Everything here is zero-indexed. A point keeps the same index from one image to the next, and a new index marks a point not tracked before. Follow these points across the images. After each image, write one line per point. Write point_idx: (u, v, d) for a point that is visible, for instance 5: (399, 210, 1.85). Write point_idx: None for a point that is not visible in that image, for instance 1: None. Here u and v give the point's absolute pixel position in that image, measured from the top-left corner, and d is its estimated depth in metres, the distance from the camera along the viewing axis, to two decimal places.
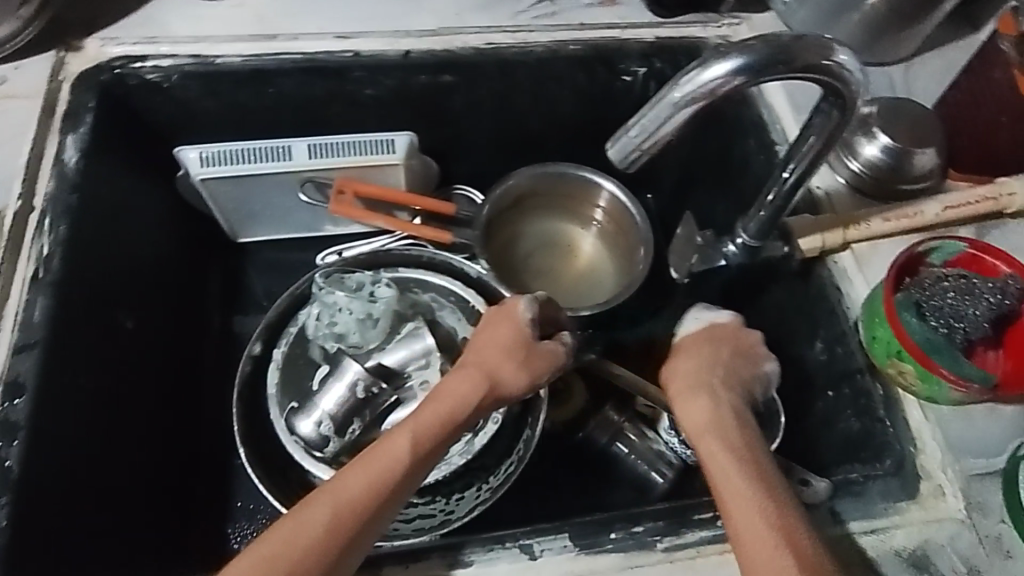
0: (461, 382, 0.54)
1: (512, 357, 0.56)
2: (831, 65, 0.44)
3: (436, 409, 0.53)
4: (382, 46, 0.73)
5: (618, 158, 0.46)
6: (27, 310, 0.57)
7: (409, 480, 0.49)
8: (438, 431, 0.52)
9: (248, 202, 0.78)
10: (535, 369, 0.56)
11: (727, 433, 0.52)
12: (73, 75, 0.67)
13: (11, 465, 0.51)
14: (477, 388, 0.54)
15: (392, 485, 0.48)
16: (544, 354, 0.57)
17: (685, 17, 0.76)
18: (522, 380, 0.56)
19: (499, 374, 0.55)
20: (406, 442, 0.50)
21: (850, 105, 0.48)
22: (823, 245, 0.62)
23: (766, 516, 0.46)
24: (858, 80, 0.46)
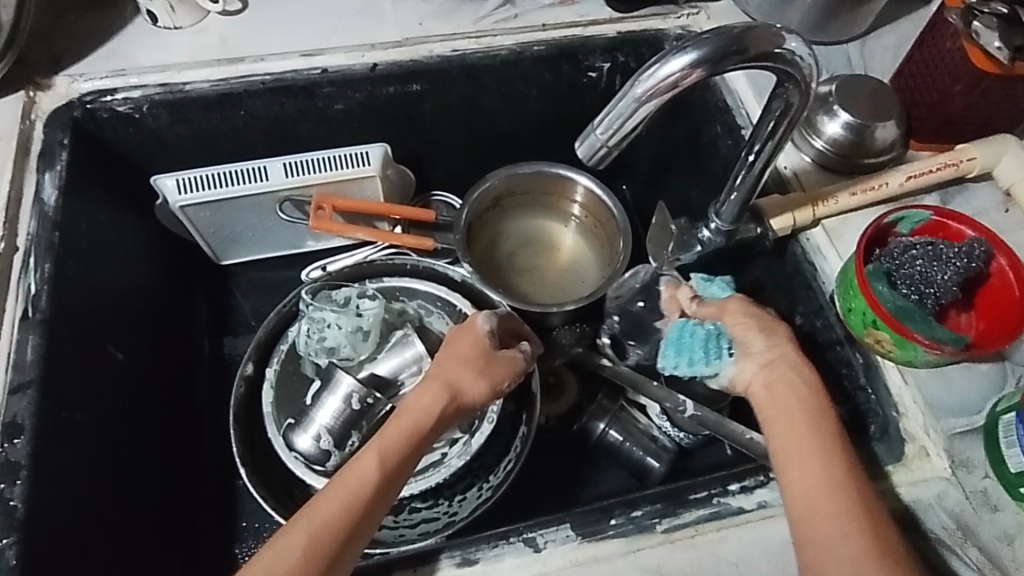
0: (425, 394, 0.55)
1: (472, 365, 0.58)
2: (782, 53, 0.46)
3: (406, 424, 0.53)
4: (348, 61, 0.73)
5: (586, 155, 0.48)
6: (18, 351, 0.56)
7: (387, 496, 0.50)
8: (411, 445, 0.52)
9: (228, 225, 0.79)
10: (495, 374, 0.58)
11: (814, 421, 0.50)
12: (44, 113, 0.67)
13: (16, 504, 0.51)
14: (444, 397, 0.55)
15: (367, 501, 0.48)
16: (510, 357, 0.60)
17: (644, 11, 0.78)
18: (483, 387, 0.57)
19: (460, 383, 0.57)
20: (378, 459, 0.50)
21: (805, 90, 0.49)
22: (794, 223, 0.64)
23: (852, 516, 0.46)
24: (810, 64, 0.47)
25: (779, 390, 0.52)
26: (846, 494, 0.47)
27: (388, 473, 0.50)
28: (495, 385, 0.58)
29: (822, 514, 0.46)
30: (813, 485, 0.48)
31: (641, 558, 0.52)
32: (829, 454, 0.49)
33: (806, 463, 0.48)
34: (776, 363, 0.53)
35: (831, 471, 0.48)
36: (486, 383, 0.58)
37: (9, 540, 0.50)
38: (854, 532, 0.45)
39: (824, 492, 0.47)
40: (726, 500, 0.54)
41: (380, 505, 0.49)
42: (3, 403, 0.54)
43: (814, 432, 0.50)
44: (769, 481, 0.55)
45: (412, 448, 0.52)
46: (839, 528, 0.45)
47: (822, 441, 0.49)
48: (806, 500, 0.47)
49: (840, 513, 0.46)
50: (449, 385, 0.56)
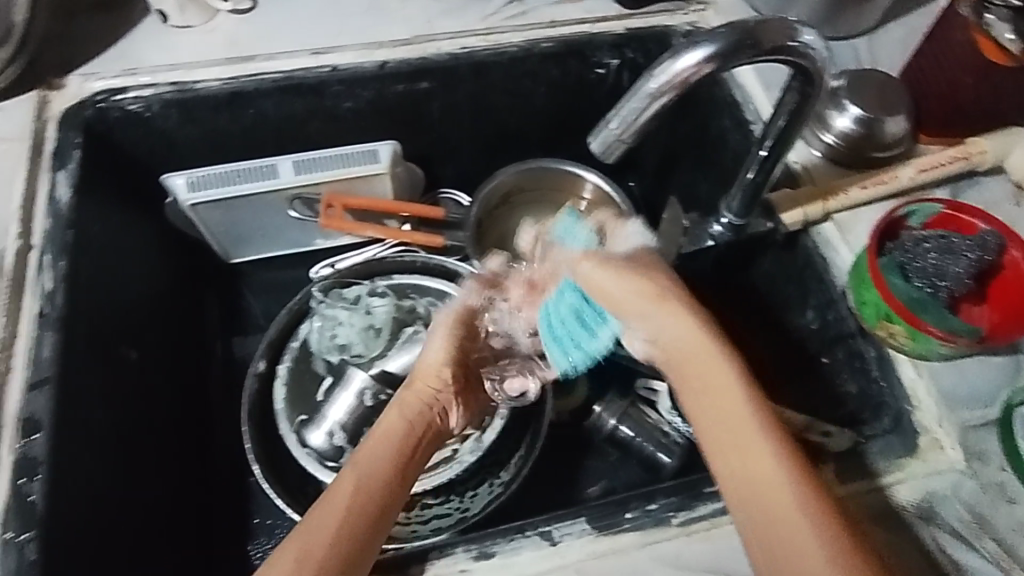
0: (400, 409, 0.57)
1: (423, 362, 0.61)
2: (796, 46, 0.46)
3: (378, 439, 0.55)
4: (358, 59, 0.74)
5: (599, 151, 0.48)
6: (35, 348, 0.56)
7: (378, 500, 0.51)
8: (386, 450, 0.54)
9: (239, 223, 0.79)
10: (444, 350, 0.61)
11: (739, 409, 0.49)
12: (57, 113, 0.67)
13: (35, 500, 0.51)
14: (413, 402, 0.58)
15: (356, 503, 0.50)
16: (450, 318, 0.62)
17: (651, 7, 0.78)
18: (434, 372, 0.60)
19: (417, 382, 0.59)
20: (356, 471, 0.52)
21: (818, 85, 0.49)
22: (806, 218, 0.64)
23: (802, 505, 0.44)
24: (824, 57, 0.47)
25: (693, 369, 0.51)
26: (777, 458, 0.46)
27: (367, 479, 0.52)
28: (444, 359, 0.60)
29: (770, 503, 0.45)
30: (744, 458, 0.47)
31: (658, 551, 0.52)
32: (748, 421, 0.48)
33: (728, 437, 0.48)
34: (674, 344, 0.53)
35: (761, 448, 0.47)
36: (435, 366, 0.60)
37: (29, 535, 0.50)
38: (799, 496, 0.44)
39: (756, 464, 0.46)
40: None
41: (372, 511, 0.50)
42: (21, 400, 0.54)
43: (734, 402, 0.49)
44: None
45: (386, 452, 0.54)
46: (780, 498, 0.45)
47: (746, 419, 0.48)
48: (741, 475, 0.47)
49: (782, 494, 0.44)
50: (411, 390, 0.59)
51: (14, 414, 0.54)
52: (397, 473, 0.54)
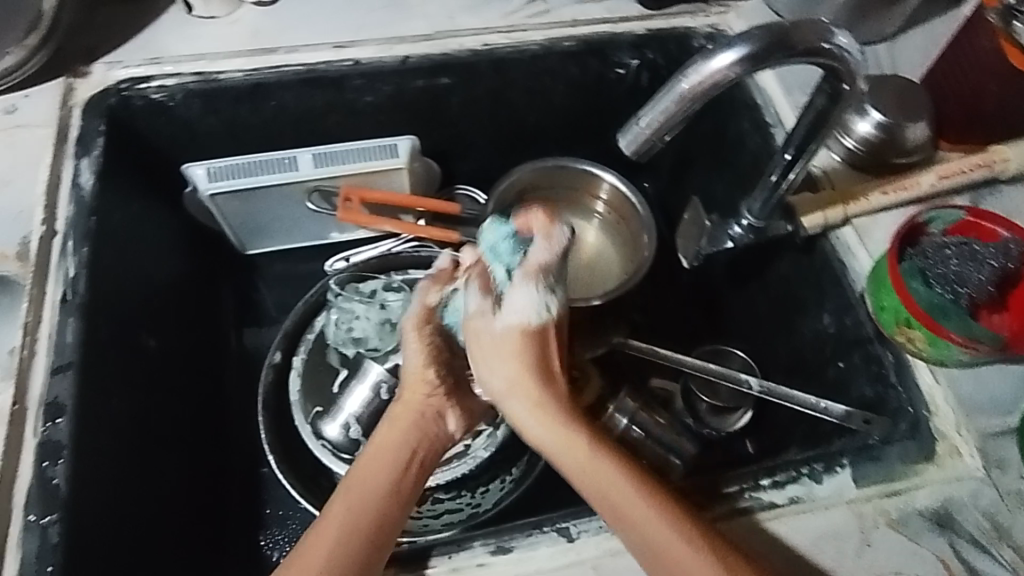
0: (389, 430, 0.57)
1: (408, 370, 0.60)
2: (830, 48, 0.45)
3: (367, 463, 0.55)
4: (380, 54, 0.74)
5: (629, 150, 0.48)
6: (59, 333, 0.57)
7: (369, 528, 0.51)
8: (376, 473, 0.54)
9: (257, 215, 0.79)
10: (423, 355, 0.58)
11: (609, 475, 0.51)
12: (81, 101, 0.68)
13: (59, 483, 0.52)
14: (403, 417, 0.58)
15: (363, 529, 0.50)
16: (415, 322, 0.58)
17: (674, 8, 0.78)
18: (420, 376, 0.59)
19: (406, 393, 0.59)
20: (344, 503, 0.52)
21: (850, 90, 0.49)
22: (826, 222, 0.64)
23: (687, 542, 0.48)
24: (858, 59, 0.47)
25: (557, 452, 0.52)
26: (653, 507, 0.49)
27: (356, 510, 0.51)
28: (424, 364, 0.59)
29: (665, 552, 0.48)
30: (617, 513, 0.50)
31: None
32: (612, 478, 0.51)
33: (602, 497, 0.50)
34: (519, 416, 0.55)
35: (638, 506, 0.49)
36: (418, 371, 0.59)
37: (51, 517, 0.50)
38: (681, 543, 0.48)
39: (634, 517, 0.49)
40: (758, 495, 0.54)
41: (366, 542, 0.50)
42: (45, 384, 0.55)
43: (600, 466, 0.51)
44: (801, 476, 0.55)
45: (375, 477, 0.54)
46: (669, 545, 0.48)
47: (616, 486, 0.50)
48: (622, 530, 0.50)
49: (668, 540, 0.48)
50: (401, 402, 0.59)
51: (38, 398, 0.54)
52: (390, 493, 0.53)
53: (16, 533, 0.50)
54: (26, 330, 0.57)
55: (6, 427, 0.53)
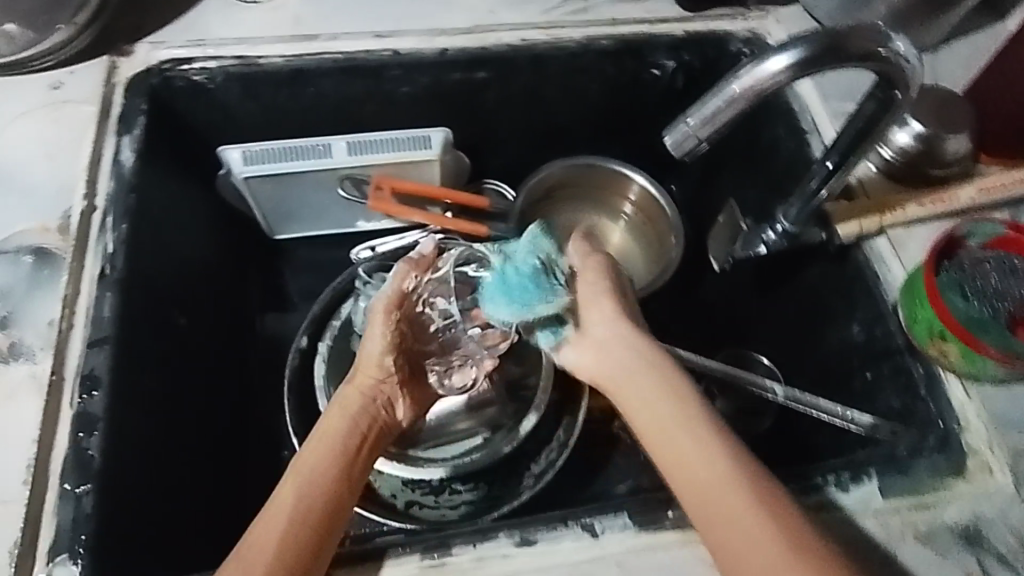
0: (338, 417, 0.59)
1: (365, 354, 0.61)
2: (886, 53, 0.45)
3: (317, 448, 0.56)
4: (419, 45, 0.74)
5: (673, 147, 0.48)
6: (96, 306, 0.58)
7: (320, 511, 0.52)
8: (324, 460, 0.55)
9: (289, 200, 0.80)
10: (385, 339, 0.60)
11: (697, 434, 0.53)
12: (124, 79, 0.68)
13: (93, 455, 0.52)
14: (353, 402, 0.60)
15: (316, 509, 0.52)
16: (386, 307, 0.59)
17: (713, 10, 0.78)
18: (377, 360, 0.60)
19: (359, 378, 0.61)
20: (296, 485, 0.53)
21: (902, 96, 0.49)
22: (860, 231, 0.64)
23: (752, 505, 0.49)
24: (914, 65, 0.46)
25: (652, 409, 0.56)
26: (735, 468, 0.51)
27: (306, 492, 0.52)
28: (382, 352, 0.60)
29: (733, 513, 0.49)
30: (697, 479, 0.51)
31: (698, 551, 0.52)
32: (705, 441, 0.52)
33: (686, 461, 0.52)
34: (609, 371, 0.59)
35: (721, 464, 0.51)
36: (376, 357, 0.60)
37: (85, 487, 0.51)
38: (762, 516, 0.48)
39: (711, 483, 0.50)
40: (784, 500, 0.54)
41: (318, 521, 0.51)
42: (82, 356, 0.56)
43: (692, 425, 0.54)
44: (828, 484, 0.55)
45: (325, 461, 0.55)
46: (738, 514, 0.48)
47: (706, 446, 0.52)
48: (697, 501, 0.50)
49: (741, 502, 0.49)
50: (354, 386, 0.61)
51: (75, 369, 0.55)
52: (339, 477, 0.55)
53: (51, 501, 0.51)
54: (65, 303, 0.58)
55: (44, 397, 0.54)
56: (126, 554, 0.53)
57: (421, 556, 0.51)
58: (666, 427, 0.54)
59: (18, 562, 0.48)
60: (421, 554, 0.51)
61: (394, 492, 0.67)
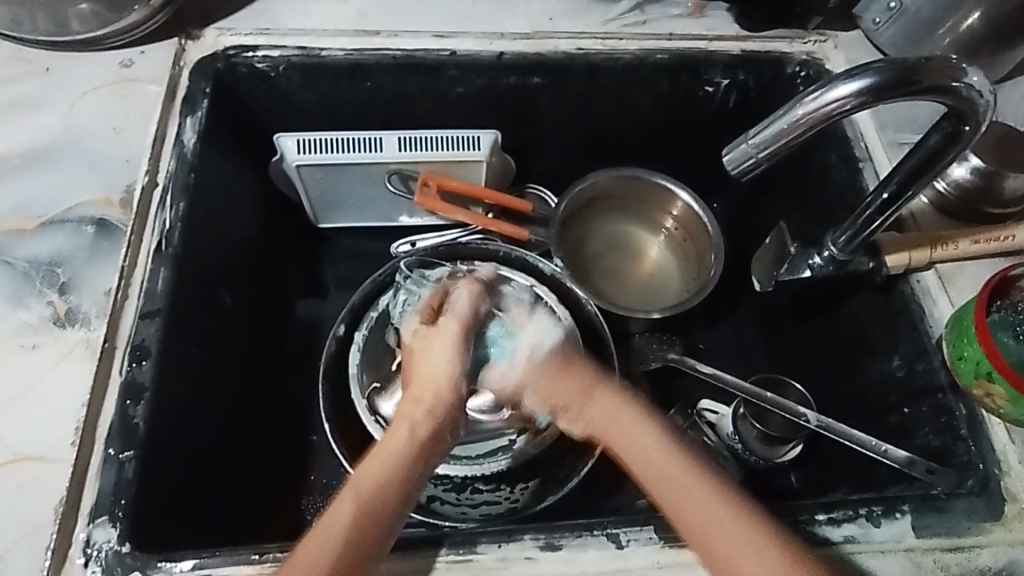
0: (399, 435, 0.55)
1: (430, 370, 0.57)
2: (960, 87, 0.45)
3: (375, 465, 0.54)
4: (476, 47, 0.75)
5: (730, 165, 0.48)
6: (151, 279, 0.60)
7: (375, 535, 0.50)
8: (379, 478, 0.53)
9: (337, 190, 0.81)
10: (458, 367, 0.57)
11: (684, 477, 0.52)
12: (192, 62, 0.71)
13: (139, 423, 0.54)
14: (417, 419, 0.56)
15: (367, 539, 0.50)
16: (457, 328, 0.57)
17: (773, 31, 0.78)
18: (446, 382, 0.57)
19: (422, 394, 0.57)
20: (350, 507, 0.51)
21: (970, 132, 0.49)
22: (909, 263, 0.63)
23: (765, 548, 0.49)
24: (987, 100, 0.46)
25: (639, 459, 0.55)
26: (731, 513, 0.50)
27: (363, 517, 0.50)
28: (455, 375, 0.57)
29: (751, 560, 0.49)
30: (699, 518, 0.50)
31: None
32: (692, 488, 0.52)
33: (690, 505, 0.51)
34: (598, 416, 0.57)
35: (715, 507, 0.51)
36: (443, 376, 0.57)
37: (128, 454, 0.53)
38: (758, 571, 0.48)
39: (716, 525, 0.50)
40: (813, 529, 0.54)
41: (367, 549, 0.49)
42: (133, 326, 0.58)
43: (672, 473, 0.53)
44: (859, 517, 0.54)
45: (384, 484, 0.52)
46: (743, 550, 0.49)
47: (694, 491, 0.52)
48: (704, 541, 0.50)
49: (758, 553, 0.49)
50: (418, 403, 0.57)
51: (126, 338, 0.57)
52: (398, 495, 0.53)
53: (96, 464, 0.52)
54: (122, 274, 0.60)
55: (95, 361, 0.56)
56: (162, 522, 0.54)
57: (447, 552, 0.52)
58: (653, 475, 0.53)
59: (61, 520, 0.50)
60: (446, 549, 0.52)
61: None
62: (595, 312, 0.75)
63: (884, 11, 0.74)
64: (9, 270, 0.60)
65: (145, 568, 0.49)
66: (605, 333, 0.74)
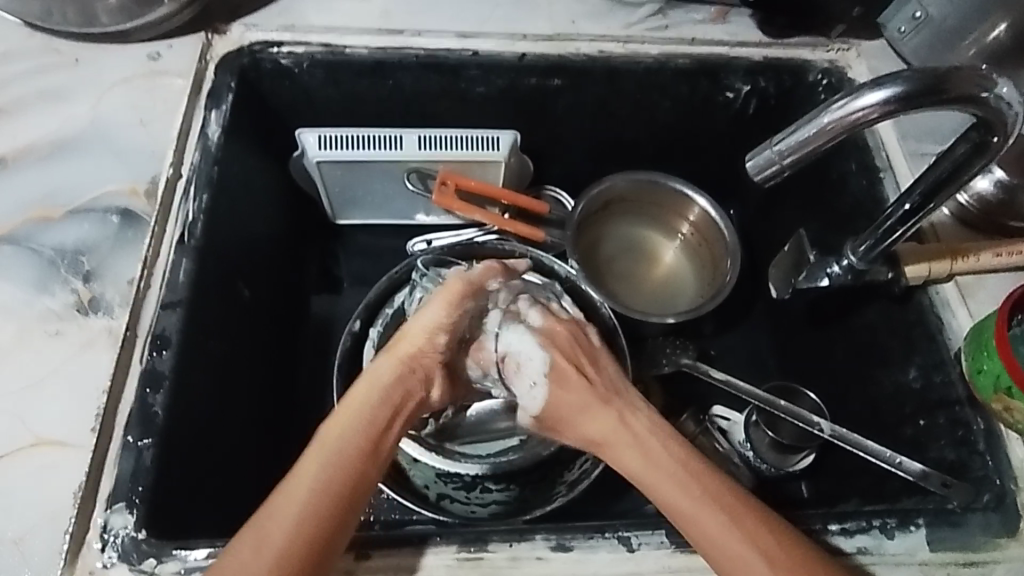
0: (369, 388, 0.55)
1: (415, 323, 0.58)
2: (988, 98, 0.45)
3: (344, 419, 0.54)
4: (498, 48, 0.75)
5: (752, 171, 0.48)
6: (173, 270, 0.61)
7: (337, 493, 0.51)
8: (345, 433, 0.53)
9: (356, 187, 0.82)
10: (442, 321, 0.57)
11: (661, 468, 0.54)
12: (217, 57, 0.71)
13: (158, 412, 0.55)
14: (391, 370, 0.56)
15: (327, 496, 0.50)
16: (454, 287, 0.57)
17: (795, 38, 0.77)
18: (426, 337, 0.57)
19: (400, 348, 0.57)
20: (315, 461, 0.51)
21: (999, 143, 0.48)
22: (929, 274, 0.62)
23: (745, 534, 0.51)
24: (1015, 112, 0.46)
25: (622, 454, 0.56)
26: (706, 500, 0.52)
27: (326, 473, 0.51)
28: (436, 328, 0.57)
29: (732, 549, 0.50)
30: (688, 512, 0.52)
31: None
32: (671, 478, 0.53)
33: (694, 525, 0.51)
34: (598, 433, 0.57)
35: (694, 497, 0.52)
36: (426, 333, 0.57)
37: (147, 442, 0.54)
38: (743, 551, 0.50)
39: (723, 539, 0.50)
40: (825, 538, 0.53)
41: (325, 507, 0.50)
42: (155, 316, 0.58)
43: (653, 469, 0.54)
44: (872, 528, 0.54)
45: (348, 438, 0.53)
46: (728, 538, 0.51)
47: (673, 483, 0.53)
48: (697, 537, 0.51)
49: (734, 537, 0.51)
50: (394, 353, 0.57)
51: (148, 327, 0.58)
52: (366, 450, 0.53)
53: (114, 451, 0.53)
54: (145, 264, 0.61)
55: (116, 350, 0.57)
56: (177, 510, 0.55)
57: (458, 549, 0.52)
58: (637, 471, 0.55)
59: (80, 505, 0.51)
60: (457, 546, 0.52)
61: (427, 482, 0.67)
62: (610, 314, 0.75)
63: (909, 20, 0.74)
64: (36, 257, 0.61)
65: (161, 555, 0.50)
66: (618, 334, 0.74)
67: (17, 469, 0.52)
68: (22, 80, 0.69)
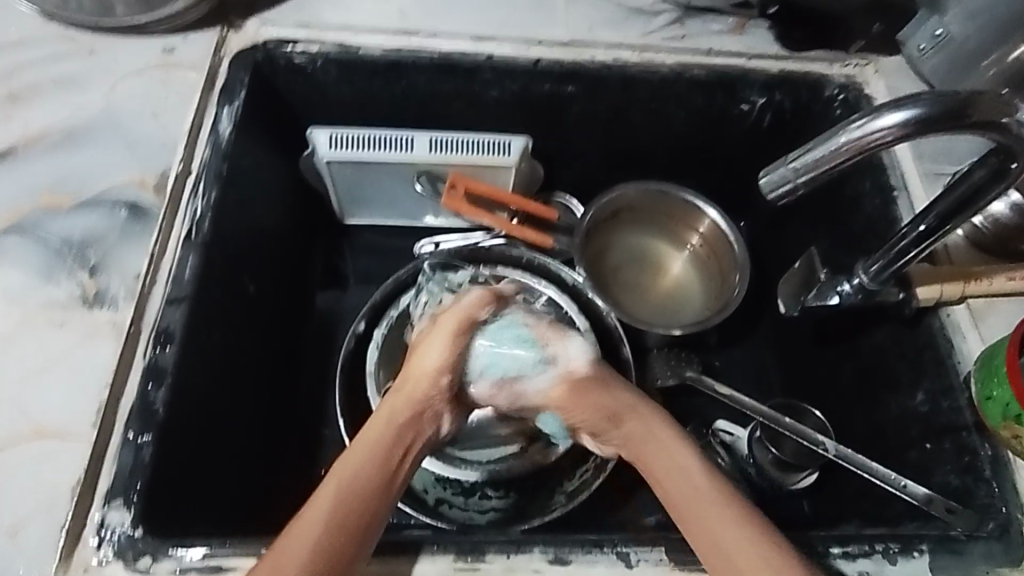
0: (379, 424, 0.54)
1: (417, 363, 0.57)
2: (1010, 122, 0.45)
3: (359, 449, 0.52)
4: (514, 52, 0.75)
5: (767, 189, 0.47)
6: (179, 266, 0.60)
7: (358, 521, 0.48)
8: (365, 463, 0.51)
9: (366, 187, 0.82)
10: (445, 362, 0.56)
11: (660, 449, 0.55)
12: (232, 52, 0.71)
13: (158, 408, 0.55)
14: (399, 407, 0.55)
15: (350, 523, 0.48)
16: (452, 323, 0.57)
17: (813, 52, 0.77)
18: (430, 377, 0.56)
19: (406, 385, 0.56)
20: (332, 489, 0.49)
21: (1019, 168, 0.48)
22: (941, 296, 0.62)
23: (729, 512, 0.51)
24: None
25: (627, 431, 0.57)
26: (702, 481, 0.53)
27: (347, 500, 0.49)
28: (441, 368, 0.56)
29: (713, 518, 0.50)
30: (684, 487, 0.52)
31: None
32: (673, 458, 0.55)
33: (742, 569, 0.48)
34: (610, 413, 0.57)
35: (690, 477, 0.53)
36: (431, 372, 0.56)
37: (147, 437, 0.54)
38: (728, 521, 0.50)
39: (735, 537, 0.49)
40: (825, 562, 0.53)
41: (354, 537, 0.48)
42: (159, 311, 0.58)
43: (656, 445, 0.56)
44: (874, 552, 0.53)
45: (366, 470, 0.51)
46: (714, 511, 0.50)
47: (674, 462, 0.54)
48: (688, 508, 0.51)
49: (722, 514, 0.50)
50: (400, 394, 0.56)
51: (150, 324, 0.58)
52: (381, 484, 0.51)
53: (114, 446, 0.53)
54: (151, 259, 0.60)
55: (119, 346, 0.56)
56: (171, 512, 0.54)
57: (454, 557, 0.51)
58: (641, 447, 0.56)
59: (77, 498, 0.51)
60: (454, 555, 0.51)
61: (427, 487, 0.67)
62: (614, 323, 0.75)
63: (929, 38, 0.73)
64: (42, 247, 0.61)
65: (156, 553, 0.50)
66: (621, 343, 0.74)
67: (16, 458, 0.52)
68: (36, 68, 0.69)
